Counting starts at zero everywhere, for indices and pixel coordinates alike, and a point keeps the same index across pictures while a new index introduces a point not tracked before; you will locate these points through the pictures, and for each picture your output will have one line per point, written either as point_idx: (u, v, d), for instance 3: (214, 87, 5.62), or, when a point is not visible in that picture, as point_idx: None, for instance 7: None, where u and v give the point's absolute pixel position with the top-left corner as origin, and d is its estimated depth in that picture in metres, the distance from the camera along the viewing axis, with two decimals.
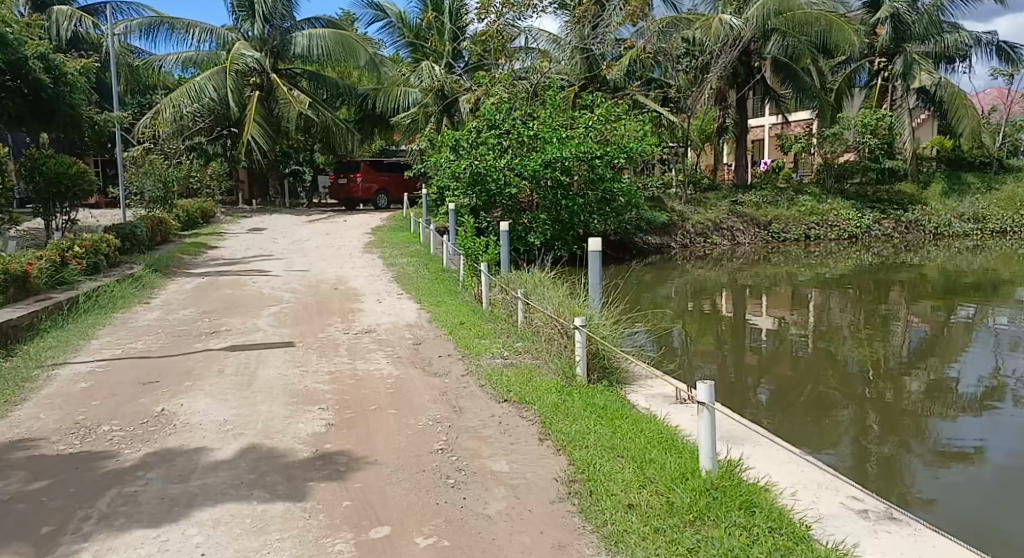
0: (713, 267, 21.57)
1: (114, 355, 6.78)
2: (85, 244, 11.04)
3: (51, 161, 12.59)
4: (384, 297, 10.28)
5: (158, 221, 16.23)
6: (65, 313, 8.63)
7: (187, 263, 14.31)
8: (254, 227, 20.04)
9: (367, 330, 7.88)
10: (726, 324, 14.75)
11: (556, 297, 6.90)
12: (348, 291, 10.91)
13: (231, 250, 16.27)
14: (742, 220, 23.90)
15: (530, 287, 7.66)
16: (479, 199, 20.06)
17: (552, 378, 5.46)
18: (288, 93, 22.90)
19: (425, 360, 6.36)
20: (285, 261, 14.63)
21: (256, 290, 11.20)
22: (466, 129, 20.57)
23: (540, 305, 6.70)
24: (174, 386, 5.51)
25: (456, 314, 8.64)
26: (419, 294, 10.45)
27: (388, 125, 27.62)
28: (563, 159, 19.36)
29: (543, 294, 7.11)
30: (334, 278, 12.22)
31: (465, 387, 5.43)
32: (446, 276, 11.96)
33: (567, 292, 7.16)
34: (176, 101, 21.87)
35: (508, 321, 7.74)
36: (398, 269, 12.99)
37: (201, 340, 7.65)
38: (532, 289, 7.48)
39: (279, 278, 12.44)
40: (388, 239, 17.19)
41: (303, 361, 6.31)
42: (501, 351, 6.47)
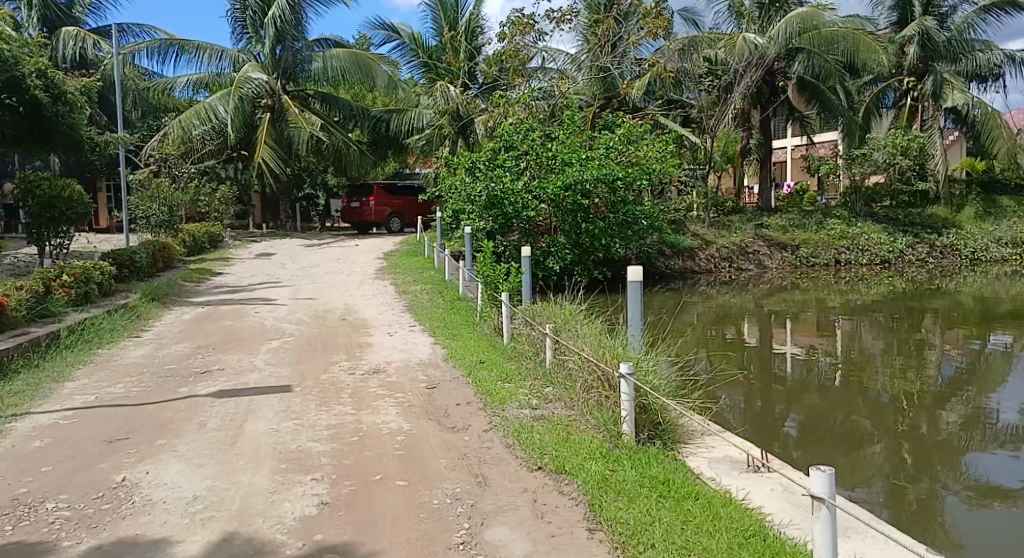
0: (739, 293, 20.63)
1: (86, 402, 5.97)
2: (74, 273, 10.26)
3: (46, 183, 11.87)
4: (395, 330, 9.42)
5: (161, 246, 15.50)
6: (43, 350, 7.83)
7: (188, 291, 13.55)
8: (262, 252, 19.30)
9: (375, 370, 7.02)
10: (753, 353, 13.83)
11: (592, 335, 6.01)
12: (357, 322, 10.07)
13: (236, 277, 15.50)
14: (768, 244, 22.98)
15: (560, 322, 6.78)
16: (497, 222, 19.31)
17: (593, 437, 4.56)
18: (299, 116, 22.27)
19: (440, 409, 5.48)
20: (292, 288, 13.83)
21: (258, 322, 10.39)
22: (483, 150, 19.89)
23: (574, 344, 5.82)
24: (142, 445, 4.68)
25: (475, 350, 7.76)
26: (434, 326, 9.59)
27: (402, 148, 26.96)
28: (584, 182, 18.56)
29: (575, 330, 6.20)
30: (343, 307, 11.40)
31: (489, 448, 4.55)
32: (463, 306, 11.10)
33: (605, 328, 6.27)
34: (190, 120, 21.40)
35: (536, 360, 6.85)
36: (411, 297, 12.17)
37: (189, 381, 6.82)
38: (563, 324, 6.59)
39: (283, 308, 11.62)
40: (401, 265, 16.38)
41: (299, 411, 5.46)
42: (530, 398, 5.58)
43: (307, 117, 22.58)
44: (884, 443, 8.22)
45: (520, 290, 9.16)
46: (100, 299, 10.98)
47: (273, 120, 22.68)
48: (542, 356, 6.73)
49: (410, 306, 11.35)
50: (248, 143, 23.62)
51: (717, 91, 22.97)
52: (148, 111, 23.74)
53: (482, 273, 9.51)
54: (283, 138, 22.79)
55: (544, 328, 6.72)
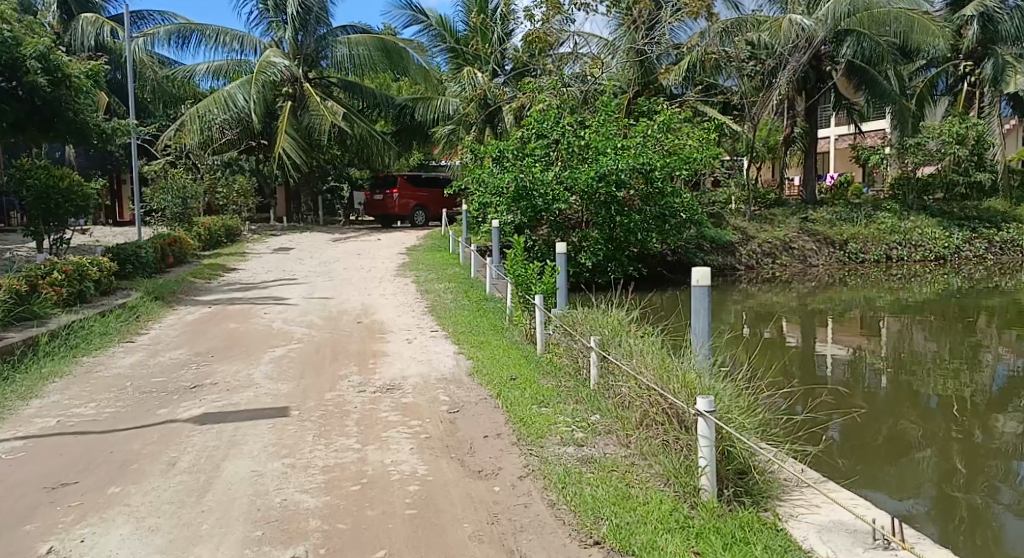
0: (783, 291, 19.43)
1: (45, 429, 5.04)
2: (67, 269, 9.38)
3: (43, 172, 10.99)
4: (415, 336, 8.41)
5: (172, 239, 14.62)
6: (17, 360, 6.93)
7: (197, 287, 12.68)
8: (281, 246, 18.44)
9: (390, 386, 6.05)
10: (796, 353, 12.66)
11: (649, 352, 4.92)
12: (374, 326, 9.09)
13: (251, 273, 14.60)
14: (814, 239, 21.72)
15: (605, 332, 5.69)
16: (526, 214, 18.35)
17: (663, 494, 3.50)
18: (320, 104, 21.37)
19: (463, 442, 4.47)
20: (308, 286, 12.93)
21: (267, 325, 9.45)
22: (511, 138, 18.97)
23: (627, 363, 4.73)
24: (88, 494, 3.73)
25: (505, 363, 6.70)
26: (459, 331, 8.58)
27: (427, 138, 25.96)
28: (619, 172, 17.49)
29: (627, 345, 5.13)
30: (360, 308, 10.45)
31: (525, 503, 3.53)
32: (491, 307, 10.07)
33: (663, 343, 5.16)
34: (209, 107, 20.49)
35: (576, 378, 5.79)
36: (434, 297, 11.19)
37: (174, 399, 5.88)
38: (611, 335, 5.51)
39: (296, 308, 10.69)
40: (424, 260, 15.42)
41: (292, 444, 4.49)
42: (574, 432, 4.51)
43: (330, 105, 21.71)
44: (933, 449, 7.02)
45: (557, 290, 8.04)
46: (98, 298, 10.10)
47: (294, 108, 21.74)
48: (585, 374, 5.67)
49: (433, 307, 10.35)
50: (268, 133, 22.73)
51: (761, 76, 21.69)
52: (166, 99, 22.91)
53: (512, 271, 8.37)
54: (304, 127, 21.81)
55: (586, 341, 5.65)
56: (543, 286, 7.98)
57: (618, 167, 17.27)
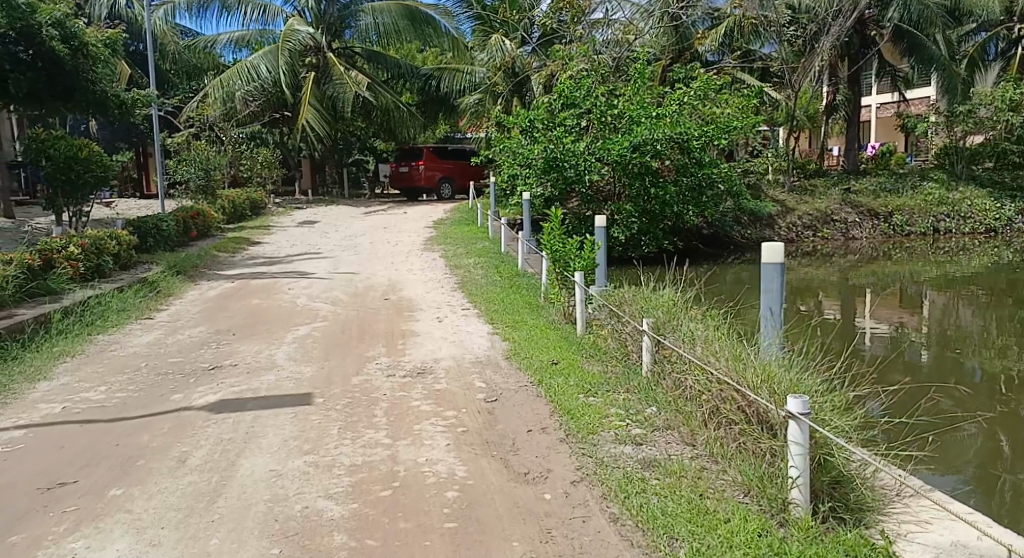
0: (823, 264, 18.75)
1: (50, 415, 4.64)
2: (83, 243, 9.01)
3: (60, 142, 10.63)
4: (447, 314, 7.94)
5: (195, 212, 14.26)
6: (27, 338, 6.56)
7: (221, 262, 12.32)
8: (306, 219, 18.04)
9: (422, 370, 5.59)
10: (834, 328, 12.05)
11: (713, 337, 4.39)
12: (402, 304, 8.63)
13: (275, 247, 14.21)
14: (856, 210, 21.06)
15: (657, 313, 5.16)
16: (557, 187, 17.83)
17: (746, 508, 3.01)
18: (344, 73, 20.85)
19: (504, 437, 3.99)
20: (333, 260, 12.51)
21: (291, 300, 9.03)
22: (539, 107, 18.40)
23: (688, 350, 4.21)
24: (87, 497, 3.32)
25: (545, 345, 6.19)
26: (491, 309, 8.07)
27: (453, 109, 25.34)
28: (655, 142, 16.89)
29: (686, 330, 4.62)
30: (387, 284, 10.00)
31: (582, 517, 3.04)
32: (524, 284, 9.56)
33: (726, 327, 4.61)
34: (233, 78, 20.11)
35: (624, 364, 5.27)
36: (464, 272, 10.71)
37: (190, 382, 5.46)
38: (664, 317, 4.97)
39: (321, 283, 10.27)
40: (452, 234, 14.93)
41: (315, 438, 4.05)
42: (629, 428, 4.00)
43: (354, 75, 21.17)
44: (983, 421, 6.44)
45: (598, 265, 7.45)
46: (117, 273, 9.75)
47: (318, 79, 21.20)
48: (635, 360, 5.14)
49: (463, 284, 9.85)
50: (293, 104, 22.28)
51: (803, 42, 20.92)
52: (190, 69, 22.54)
53: (548, 246, 7.77)
54: (328, 98, 21.31)
55: (636, 324, 5.12)
56: (583, 262, 7.39)
57: (654, 137, 16.71)
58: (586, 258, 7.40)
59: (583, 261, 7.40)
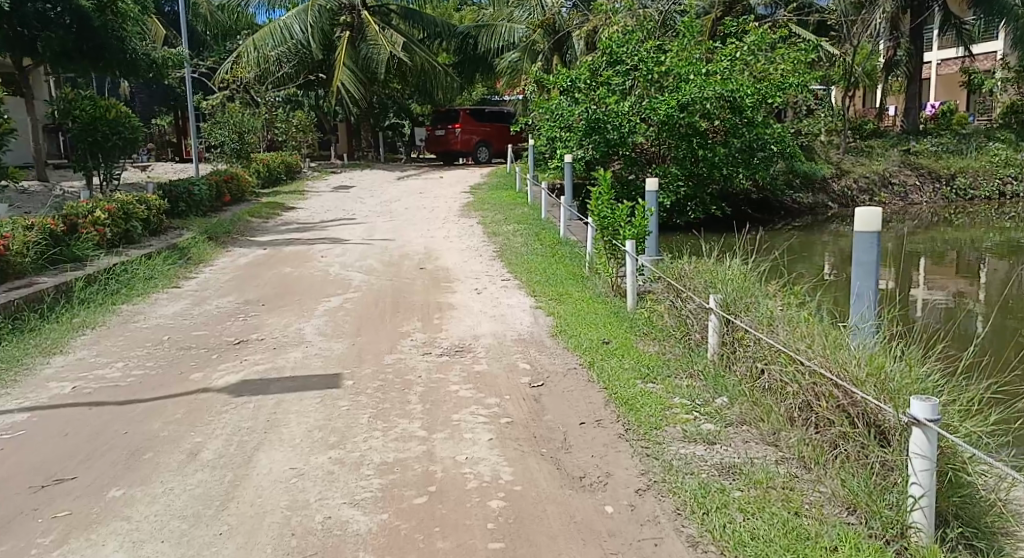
0: (880, 229, 18.22)
1: (58, 396, 4.26)
2: (110, 207, 8.67)
3: (87, 102, 10.29)
4: (487, 286, 7.48)
5: (229, 177, 13.92)
6: (46, 308, 6.21)
7: (255, 227, 11.98)
8: (341, 184, 17.68)
9: (460, 350, 5.12)
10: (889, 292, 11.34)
11: (796, 321, 3.86)
12: (440, 274, 8.18)
13: (310, 212, 13.85)
14: (916, 172, 20.96)
15: (724, 289, 4.64)
16: (599, 150, 17.24)
17: (853, 530, 2.53)
18: (378, 33, 20.30)
19: (553, 431, 3.52)
20: (368, 227, 12.11)
21: (325, 268, 8.63)
22: (581, 66, 17.77)
23: (768, 335, 3.69)
24: (81, 501, 2.91)
25: (593, 321, 5.69)
26: (533, 281, 7.58)
27: (491, 68, 24.57)
28: (704, 101, 16.30)
29: (760, 309, 4.12)
30: (422, 252, 9.55)
31: (655, 538, 2.57)
32: (567, 254, 9.04)
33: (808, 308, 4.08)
34: (266, 38, 19.71)
35: (684, 345, 4.75)
36: (503, 240, 10.22)
37: (213, 359, 5.06)
38: (733, 295, 4.44)
39: (355, 251, 9.87)
40: (489, 199, 14.42)
41: (342, 428, 3.60)
42: (699, 423, 3.51)
43: (390, 34, 20.69)
44: None
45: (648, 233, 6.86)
46: (146, 238, 9.42)
47: (352, 38, 20.61)
48: (698, 341, 4.63)
49: (502, 253, 9.36)
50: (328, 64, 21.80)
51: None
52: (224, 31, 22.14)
53: (594, 212, 7.17)
54: (363, 59, 20.78)
55: (700, 303, 4.58)
56: (632, 230, 6.80)
57: (702, 96, 16.13)
58: (635, 226, 6.81)
59: (632, 229, 6.81)
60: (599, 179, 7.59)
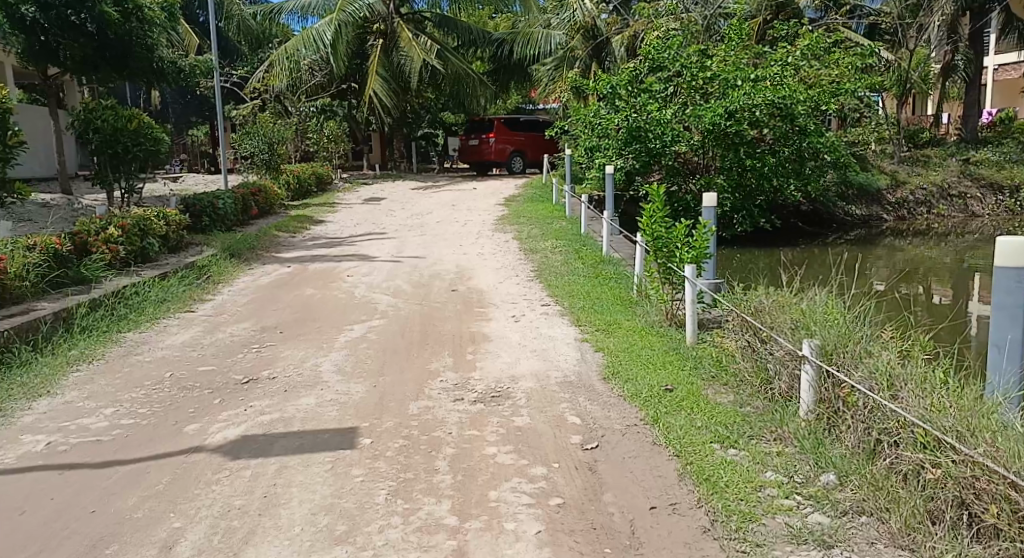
0: (936, 244, 18.52)
1: (28, 455, 3.63)
2: (124, 224, 8.08)
3: (109, 113, 9.72)
4: (531, 309, 6.85)
5: (256, 189, 13.36)
6: (41, 338, 5.61)
7: (280, 242, 11.43)
8: (372, 195, 17.18)
9: (497, 395, 4.46)
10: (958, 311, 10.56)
11: (923, 388, 3.28)
12: (475, 297, 7.52)
13: (338, 225, 13.27)
14: (977, 183, 21.19)
15: (821, 332, 3.97)
16: (640, 159, 16.64)
17: None
18: (411, 41, 19.73)
19: (622, 521, 2.93)
20: (398, 242, 11.52)
21: (351, 289, 8.03)
22: (622, 71, 17.15)
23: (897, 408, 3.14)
24: None
25: (652, 359, 5.03)
26: (577, 306, 6.86)
27: (526, 76, 23.96)
28: (753, 108, 15.68)
29: (874, 364, 3.53)
30: (454, 271, 8.92)
31: None
32: (611, 274, 8.33)
33: (935, 368, 3.49)
34: (297, 46, 19.17)
35: (767, 398, 4.11)
36: (540, 257, 9.57)
37: (217, 403, 4.41)
38: (834, 342, 3.80)
39: (384, 269, 9.24)
40: (526, 211, 13.79)
41: (353, 512, 2.95)
42: (807, 514, 2.96)
43: (423, 41, 20.12)
44: None
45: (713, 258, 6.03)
46: (163, 255, 8.85)
47: (384, 47, 20.13)
48: (785, 395, 4.00)
49: (541, 272, 8.66)
50: (358, 74, 21.19)
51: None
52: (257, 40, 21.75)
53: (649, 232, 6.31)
54: (395, 68, 20.30)
55: (791, 349, 3.94)
56: (692, 254, 5.98)
57: (751, 104, 15.60)
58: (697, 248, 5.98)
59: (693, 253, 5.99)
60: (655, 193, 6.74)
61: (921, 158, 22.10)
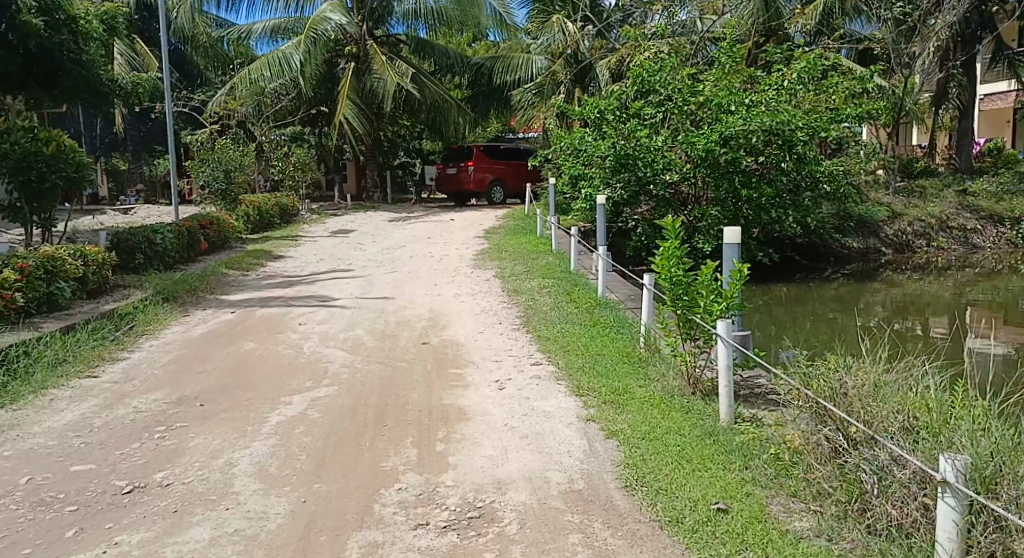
0: (936, 278, 17.49)
1: None
2: (25, 265, 6.73)
3: (20, 134, 8.45)
4: (521, 368, 5.58)
5: (207, 220, 12.01)
6: None
7: (230, 281, 10.11)
8: (340, 227, 15.89)
9: (473, 513, 3.23)
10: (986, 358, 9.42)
11: None
12: (449, 352, 6.20)
13: (299, 261, 11.94)
14: (976, 215, 20.34)
15: (973, 450, 2.73)
16: (629, 189, 15.60)
17: None
18: (384, 63, 18.53)
19: None
20: (364, 281, 10.23)
21: (301, 341, 6.71)
22: (609, 95, 16.13)
23: None
24: None
25: (683, 450, 3.78)
26: (577, 367, 5.55)
27: (507, 103, 22.69)
28: (750, 134, 14.65)
29: None
30: (427, 317, 7.66)
31: None
32: (612, 321, 7.06)
33: None
34: (258, 70, 17.60)
35: (869, 529, 2.91)
36: (526, 299, 8.34)
37: (69, 537, 3.12)
38: (996, 465, 2.69)
39: (344, 314, 7.91)
40: (507, 245, 12.58)
41: None
42: None
43: (397, 64, 18.92)
44: None
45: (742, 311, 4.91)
46: (79, 302, 7.51)
47: (356, 70, 18.96)
48: (901, 529, 2.79)
49: (533, 318, 7.36)
50: (326, 99, 19.94)
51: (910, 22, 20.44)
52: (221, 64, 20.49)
53: (665, 284, 5.12)
54: (367, 91, 19.08)
55: (922, 470, 2.70)
56: (715, 311, 4.87)
57: (747, 129, 14.57)
58: (720, 304, 4.86)
59: (716, 310, 4.88)
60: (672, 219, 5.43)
61: (917, 189, 21.24)
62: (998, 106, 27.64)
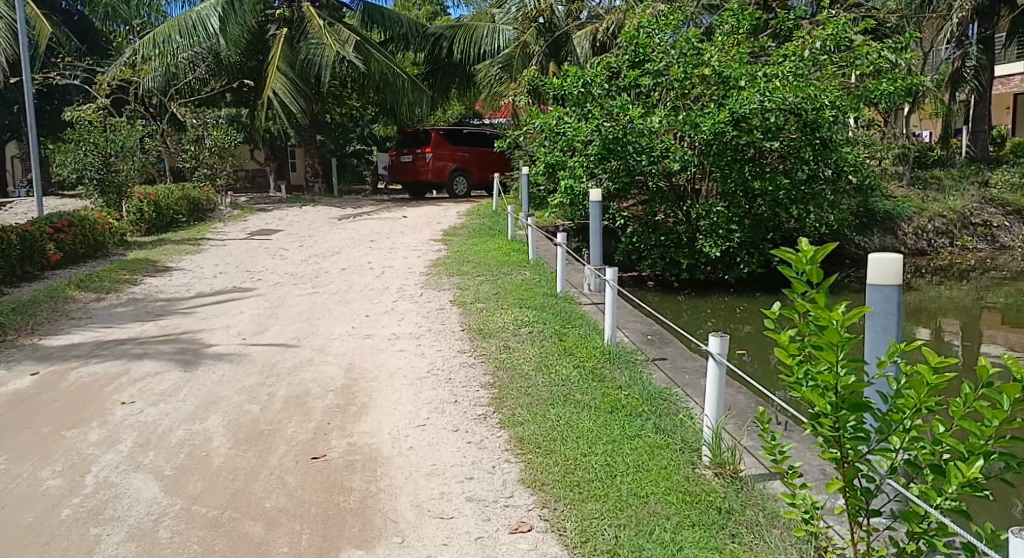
0: (967, 282, 14.96)
1: None
2: None
3: None
4: (491, 549, 2.78)
5: (65, 222, 9.02)
6: None
7: (73, 309, 7.18)
8: (262, 225, 12.90)
9: None
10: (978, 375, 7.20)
11: None
12: (353, 482, 3.34)
13: (191, 274, 8.95)
14: (1002, 209, 17.85)
15: None
16: (616, 180, 12.90)
17: None
18: (322, 29, 15.50)
19: None
20: (267, 308, 7.32)
21: (97, 449, 3.81)
22: (594, 67, 13.37)
23: None
24: None
25: None
26: (607, 548, 2.74)
27: (470, 81, 19.88)
28: (766, 112, 11.98)
29: None
30: (336, 385, 4.78)
31: None
32: (642, 401, 4.23)
33: None
34: (167, 31, 14.53)
35: None
36: (496, 347, 5.48)
37: None
38: None
39: (208, 381, 4.99)
40: (467, 253, 9.70)
41: None
42: None
43: (338, 31, 15.85)
44: None
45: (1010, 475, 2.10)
46: None
47: (290, 37, 15.89)
48: None
49: (516, 390, 4.52)
50: (255, 72, 16.84)
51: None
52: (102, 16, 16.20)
53: (820, 406, 2.24)
54: (303, 63, 16.04)
55: None
56: (961, 479, 2.02)
57: (765, 107, 11.90)
58: (973, 464, 2.01)
59: (959, 474, 2.04)
60: (795, 246, 2.60)
61: (932, 181, 18.80)
62: (1008, 90, 25.28)
